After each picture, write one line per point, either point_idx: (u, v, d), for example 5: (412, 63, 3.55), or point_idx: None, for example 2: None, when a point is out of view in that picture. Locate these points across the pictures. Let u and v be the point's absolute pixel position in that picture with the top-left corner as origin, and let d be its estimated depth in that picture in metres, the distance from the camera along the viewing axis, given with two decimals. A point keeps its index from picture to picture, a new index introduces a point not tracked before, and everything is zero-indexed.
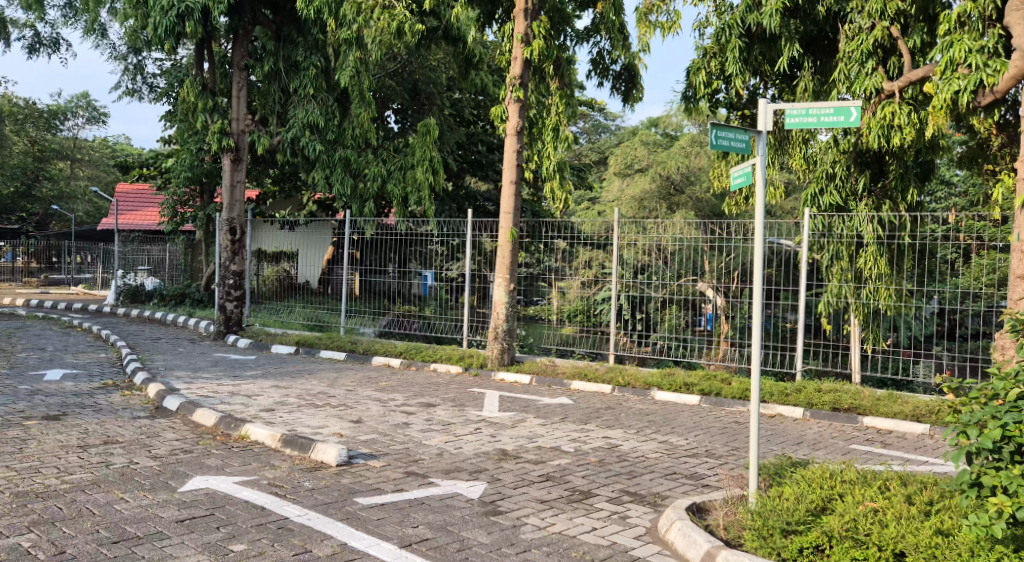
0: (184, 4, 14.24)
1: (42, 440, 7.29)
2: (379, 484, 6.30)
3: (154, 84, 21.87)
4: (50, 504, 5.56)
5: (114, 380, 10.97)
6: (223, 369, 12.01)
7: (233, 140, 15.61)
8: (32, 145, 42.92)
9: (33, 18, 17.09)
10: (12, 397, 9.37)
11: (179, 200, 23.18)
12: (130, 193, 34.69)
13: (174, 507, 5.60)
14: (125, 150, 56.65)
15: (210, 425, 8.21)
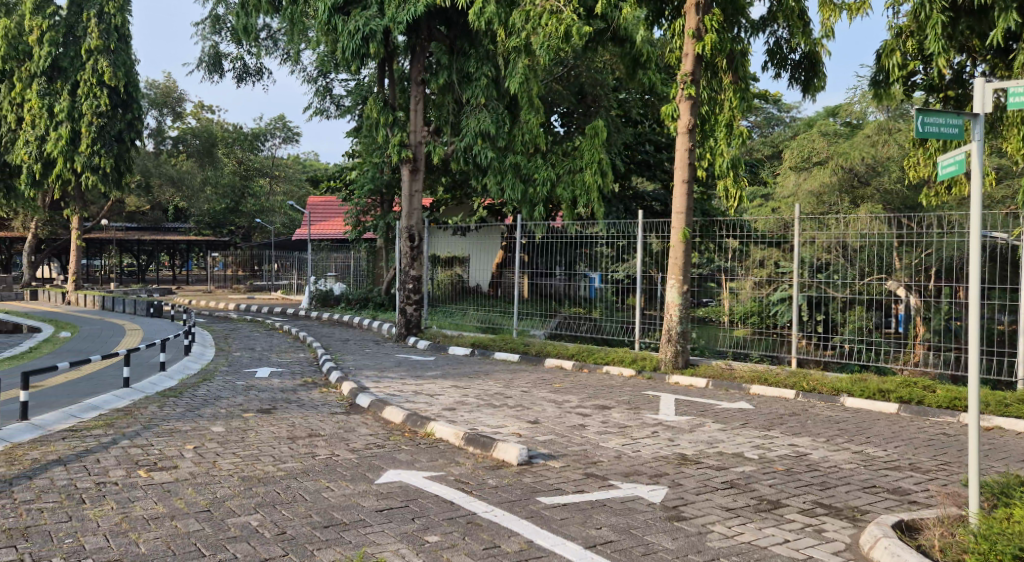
0: (368, 26, 15.10)
1: (258, 431, 8.03)
2: (559, 484, 6.40)
3: (341, 103, 23.43)
4: (270, 488, 6.10)
5: (313, 378, 11.86)
6: (407, 369, 12.65)
7: (411, 151, 16.51)
8: (238, 165, 47.63)
9: (242, 50, 18.85)
10: (231, 391, 10.39)
11: (362, 210, 24.83)
12: (320, 205, 37.41)
13: (373, 497, 5.97)
14: (316, 166, 61.34)
15: (398, 421, 8.68)
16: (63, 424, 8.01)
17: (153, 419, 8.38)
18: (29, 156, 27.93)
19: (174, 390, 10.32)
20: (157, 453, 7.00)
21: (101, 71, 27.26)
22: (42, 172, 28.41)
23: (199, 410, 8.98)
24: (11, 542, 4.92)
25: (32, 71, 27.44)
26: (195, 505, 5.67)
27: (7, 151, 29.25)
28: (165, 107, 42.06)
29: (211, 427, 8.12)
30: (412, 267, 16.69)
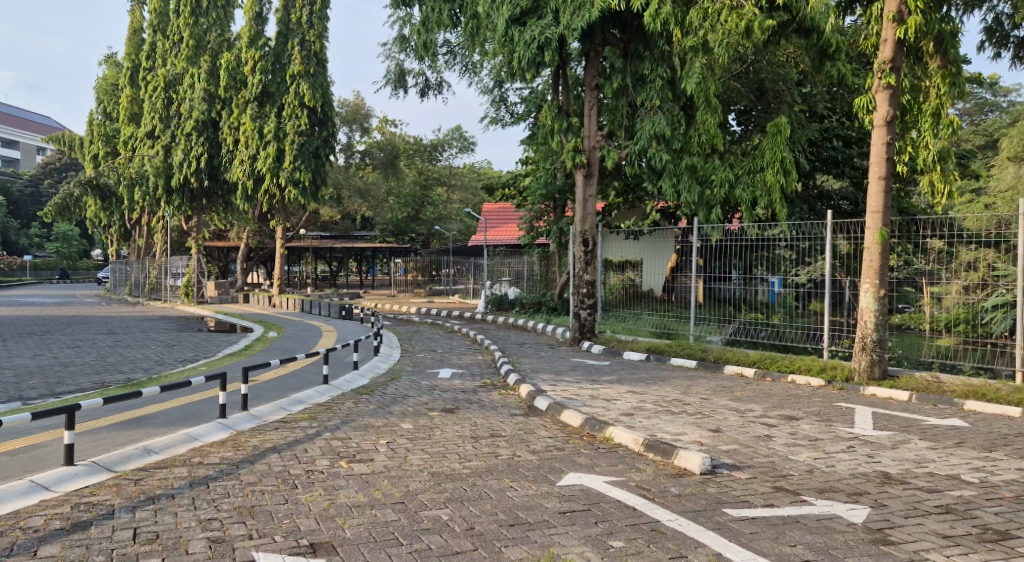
0: (543, 35, 15.25)
1: (443, 429, 8.34)
2: (748, 496, 6.14)
3: (515, 111, 23.95)
4: (458, 484, 6.31)
5: (491, 380, 12.14)
6: (582, 373, 12.67)
7: (586, 156, 16.51)
8: (419, 175, 49.97)
9: (425, 66, 19.78)
10: (417, 391, 10.88)
11: (535, 215, 25.24)
12: (496, 211, 38.39)
13: (556, 499, 6.01)
14: (491, 173, 63.10)
15: (577, 425, 8.70)
16: (277, 415, 8.75)
17: (351, 414, 8.95)
18: (243, 174, 30.72)
19: (367, 388, 10.97)
20: (356, 445, 7.46)
21: (302, 93, 29.77)
22: (254, 188, 31.05)
23: (389, 408, 9.47)
24: (239, 518, 5.42)
25: (247, 97, 30.50)
26: (392, 497, 5.96)
27: (226, 170, 32.51)
28: (354, 123, 44.88)
29: (401, 423, 8.54)
30: (587, 272, 16.79)
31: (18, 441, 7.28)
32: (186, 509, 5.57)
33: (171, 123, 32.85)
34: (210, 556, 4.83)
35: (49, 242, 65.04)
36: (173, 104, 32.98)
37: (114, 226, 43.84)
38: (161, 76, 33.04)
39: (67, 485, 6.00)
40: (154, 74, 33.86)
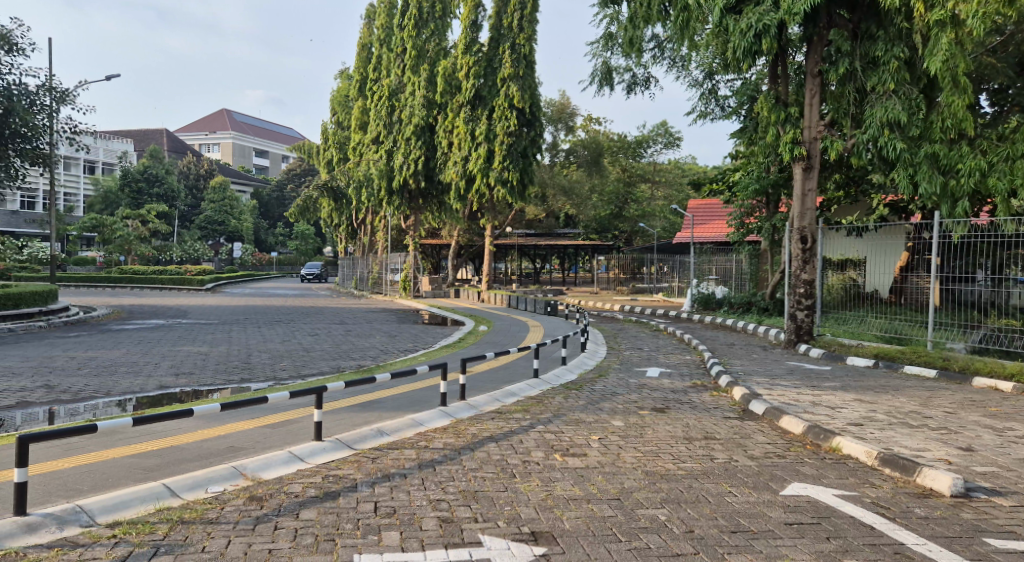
0: (761, 22, 14.55)
1: (655, 428, 8.20)
2: (1010, 526, 5.47)
3: (726, 105, 23.14)
4: (674, 485, 6.18)
5: (702, 381, 11.80)
6: (801, 379, 11.97)
7: (805, 148, 15.57)
8: (623, 173, 49.60)
9: (632, 63, 19.62)
10: (626, 388, 10.82)
11: (746, 211, 24.44)
12: (703, 208, 37.30)
13: (781, 509, 5.70)
14: (697, 169, 61.23)
15: (798, 432, 8.22)
16: (493, 405, 9.09)
17: (562, 409, 9.07)
18: (456, 175, 32.16)
19: (576, 384, 11.08)
20: (569, 439, 7.55)
21: (512, 95, 30.63)
22: (466, 188, 32.35)
23: (600, 404, 9.49)
24: (465, 501, 5.66)
25: (461, 101, 31.84)
26: (607, 493, 5.96)
27: (441, 171, 34.21)
28: (559, 122, 45.53)
29: (612, 420, 8.52)
30: (804, 271, 15.80)
31: (276, 416, 8.10)
32: (418, 489, 5.91)
33: (393, 129, 35.21)
34: (441, 534, 5.09)
35: (289, 240, 72.14)
36: (395, 111, 35.30)
37: (343, 225, 47.72)
38: (385, 86, 35.46)
39: (317, 458, 6.62)
40: (380, 84, 36.52)
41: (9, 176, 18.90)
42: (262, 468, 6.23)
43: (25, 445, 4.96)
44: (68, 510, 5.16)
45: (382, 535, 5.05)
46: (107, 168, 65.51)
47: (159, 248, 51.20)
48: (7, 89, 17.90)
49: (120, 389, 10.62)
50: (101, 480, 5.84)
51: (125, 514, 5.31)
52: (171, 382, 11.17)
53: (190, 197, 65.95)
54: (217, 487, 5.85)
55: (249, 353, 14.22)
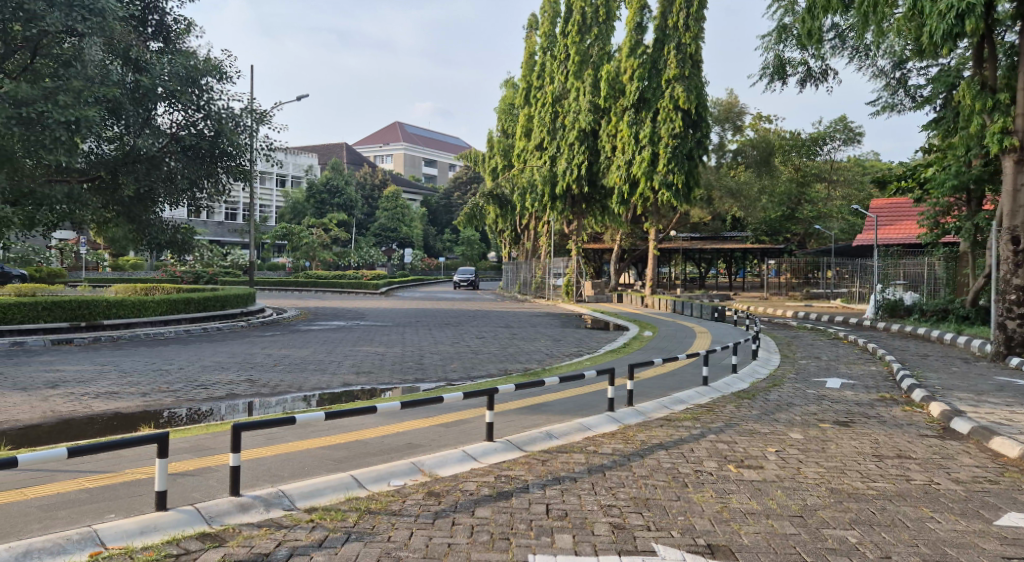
0: (964, 2, 13.32)
1: (841, 443, 7.73)
2: None
3: (917, 95, 21.45)
4: (865, 506, 5.79)
5: (892, 395, 10.98)
6: (1011, 396, 10.84)
7: (1017, 139, 14.11)
8: (796, 172, 47.20)
9: (808, 55, 18.66)
10: (805, 399, 10.28)
11: (941, 210, 22.53)
12: (887, 209, 34.13)
13: (995, 541, 5.19)
14: (879, 166, 57.11)
15: (1012, 456, 7.45)
16: (661, 412, 8.93)
17: (735, 418, 8.76)
18: (620, 179, 31.98)
19: (749, 393, 10.67)
20: (744, 450, 7.28)
21: (677, 97, 29.96)
22: (630, 192, 32.09)
23: (776, 415, 9.08)
24: (637, 508, 5.61)
25: (625, 105, 31.58)
26: (789, 509, 5.69)
27: (604, 175, 34.03)
28: (727, 122, 44.10)
29: (791, 432, 8.12)
30: (1016, 275, 14.27)
31: (450, 415, 8.41)
32: (589, 493, 5.91)
33: (557, 134, 35.53)
34: (614, 539, 5.07)
35: (456, 246, 74.61)
36: (558, 117, 35.67)
37: (507, 231, 48.77)
38: (550, 93, 35.96)
39: (489, 457, 6.79)
40: (545, 91, 37.03)
41: (216, 191, 20.89)
42: (439, 465, 6.47)
43: (237, 432, 5.44)
44: (272, 494, 5.61)
45: (556, 538, 5.09)
46: (295, 181, 70.75)
47: (339, 254, 54.53)
48: (218, 113, 19.77)
49: (310, 385, 11.43)
50: (299, 468, 6.30)
51: (319, 501, 5.69)
52: (353, 380, 11.88)
53: (366, 206, 69.84)
54: (398, 481, 6.14)
55: (422, 355, 14.83)
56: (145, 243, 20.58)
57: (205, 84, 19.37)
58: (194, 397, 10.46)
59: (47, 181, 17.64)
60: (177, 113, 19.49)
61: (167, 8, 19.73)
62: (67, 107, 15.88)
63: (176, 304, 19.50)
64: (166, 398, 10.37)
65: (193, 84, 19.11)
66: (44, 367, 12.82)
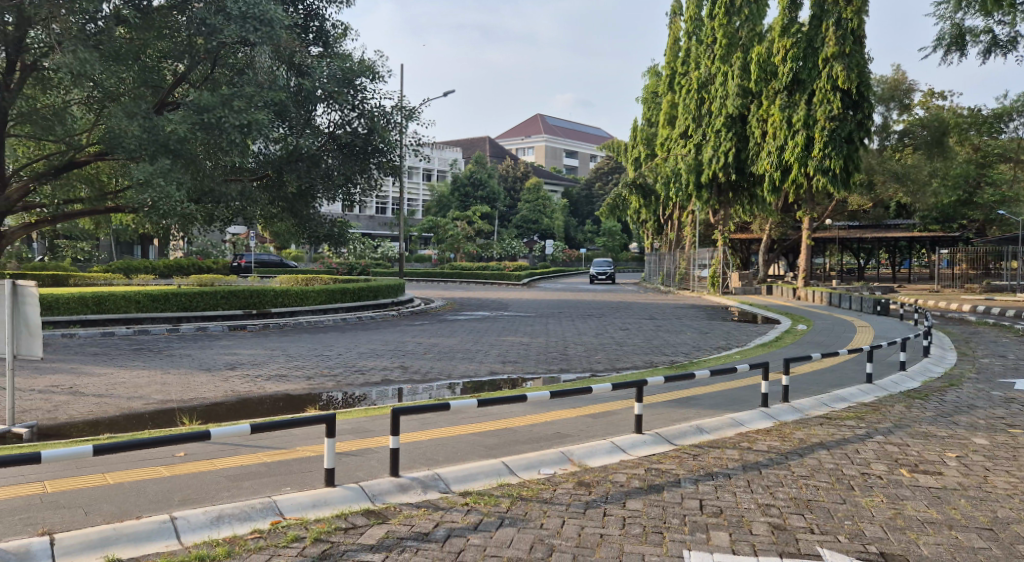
0: None
1: None
2: None
3: None
4: None
5: None
6: None
7: None
8: (974, 153, 43.45)
9: (994, 22, 17.13)
10: (990, 402, 9.46)
11: None
12: None
13: None
14: None
15: None
16: (821, 410, 8.51)
17: (905, 419, 8.20)
18: (770, 166, 30.77)
19: (920, 392, 9.95)
20: (918, 454, 6.80)
21: (836, 76, 28.16)
22: (781, 179, 30.80)
23: (955, 417, 8.42)
24: (799, 509, 5.37)
25: (777, 88, 30.25)
26: (975, 520, 5.26)
27: (753, 163, 32.46)
28: (892, 101, 41.34)
29: (973, 437, 7.51)
30: None
31: (598, 406, 8.40)
32: (746, 491, 5.73)
33: (703, 121, 34.56)
34: (774, 541, 4.88)
35: (597, 237, 74.27)
36: (704, 103, 34.62)
37: (650, 221, 48.09)
38: (695, 78, 34.99)
39: (639, 450, 6.71)
40: (690, 77, 36.08)
41: (369, 186, 21.84)
42: (588, 455, 6.48)
43: (396, 416, 5.66)
44: (429, 476, 5.82)
45: (711, 534, 4.97)
46: (441, 174, 72.92)
47: (482, 246, 55.75)
48: (371, 111, 20.63)
49: (460, 374, 11.76)
50: (452, 453, 6.49)
51: (473, 485, 5.84)
52: (501, 369, 12.10)
53: (509, 198, 70.88)
54: (548, 469, 6.20)
55: (568, 345, 14.88)
56: (306, 236, 21.87)
57: (359, 84, 20.28)
58: (353, 381, 11.03)
59: (225, 180, 19.09)
60: (334, 113, 20.54)
61: (327, 14, 20.79)
62: (240, 111, 17.16)
63: (334, 294, 20.62)
64: (327, 381, 11.00)
65: (348, 85, 20.07)
66: (221, 350, 13.93)
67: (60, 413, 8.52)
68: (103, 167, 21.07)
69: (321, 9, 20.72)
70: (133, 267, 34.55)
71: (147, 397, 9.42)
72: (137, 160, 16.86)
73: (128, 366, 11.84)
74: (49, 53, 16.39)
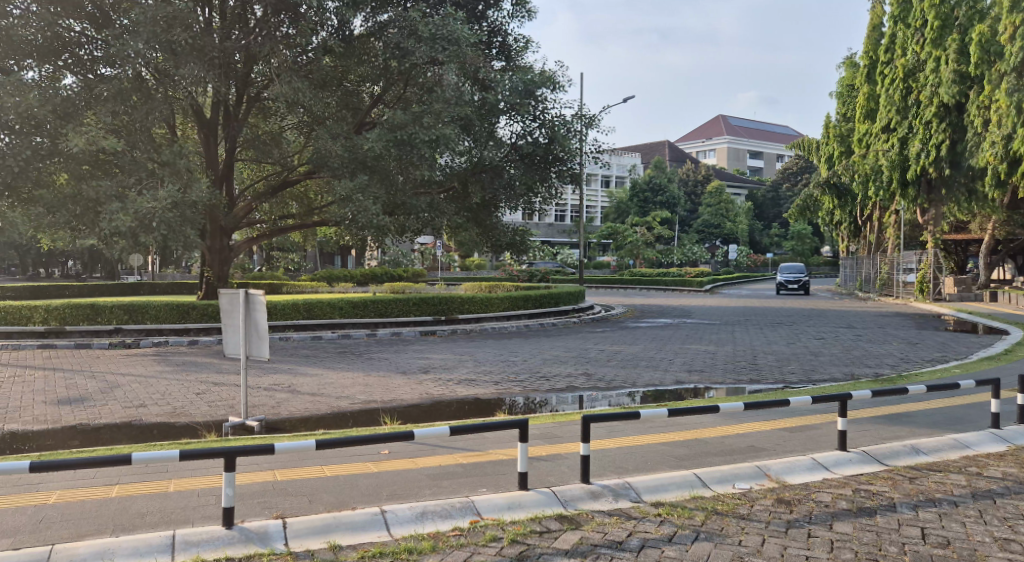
0: None
1: None
2: None
3: None
4: None
5: None
6: None
7: None
8: None
9: None
10: None
11: None
12: None
13: None
14: None
15: None
16: None
17: None
18: (993, 158, 27.47)
19: None
20: None
21: None
22: (1008, 172, 27.73)
23: None
24: None
25: (1003, 70, 26.38)
26: None
27: (970, 156, 29.65)
28: None
29: None
30: None
31: (796, 420, 8.01)
32: (976, 522, 5.24)
33: (910, 113, 32.04)
34: None
35: (786, 240, 70.70)
36: (912, 93, 31.99)
37: (846, 223, 45.17)
38: (901, 67, 32.31)
39: (844, 469, 6.34)
40: (894, 66, 33.47)
41: (550, 195, 22.15)
42: (787, 471, 6.21)
43: (588, 423, 5.71)
44: (620, 485, 5.82)
45: None
46: (620, 180, 72.78)
47: (662, 252, 54.88)
48: (551, 121, 20.92)
49: (646, 382, 11.64)
50: (643, 462, 6.45)
51: (666, 496, 5.78)
52: (688, 378, 11.84)
53: (690, 203, 69.28)
54: (745, 484, 6.00)
55: (758, 355, 14.30)
56: (490, 245, 22.52)
57: (540, 94, 20.58)
58: (539, 387, 11.24)
59: (416, 193, 20.10)
60: (516, 125, 21.01)
61: (509, 29, 21.41)
62: (430, 127, 18.09)
63: (517, 301, 21.14)
64: (515, 386, 11.30)
65: (530, 96, 20.41)
66: (415, 355, 14.69)
67: (281, 408, 9.37)
68: (312, 186, 22.82)
69: (504, 24, 21.36)
70: (334, 276, 37.21)
71: (353, 398, 10.14)
72: (340, 176, 18.25)
73: (334, 368, 12.79)
74: (268, 84, 18.12)
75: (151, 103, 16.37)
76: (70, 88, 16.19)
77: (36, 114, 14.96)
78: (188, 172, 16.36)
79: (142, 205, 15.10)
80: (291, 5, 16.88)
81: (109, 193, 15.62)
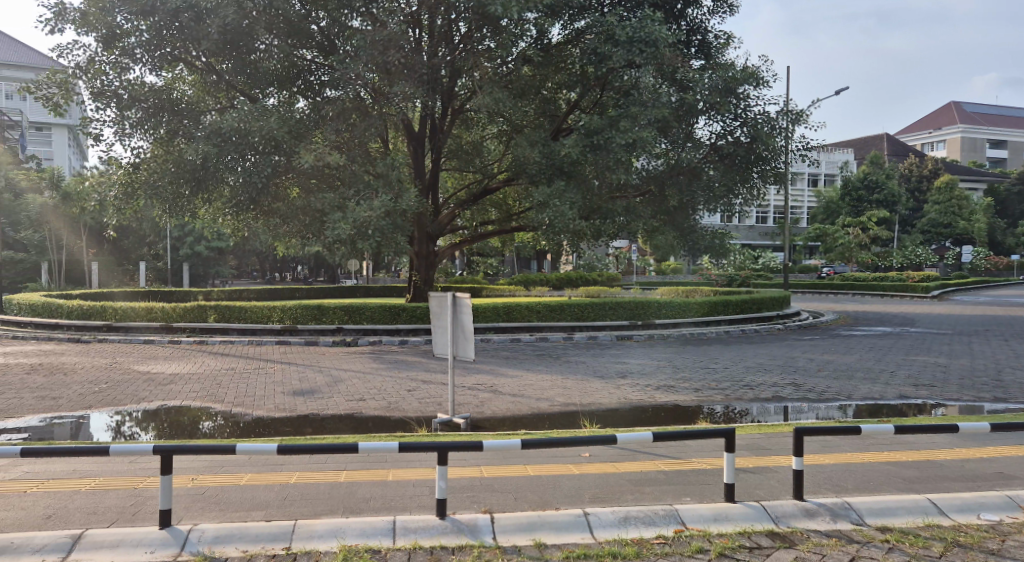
0: None
1: None
2: None
3: None
4: None
5: None
6: None
7: None
8: None
9: None
10: None
11: None
12: None
13: None
14: None
15: None
16: None
17: None
18: None
19: None
20: None
21: None
22: None
23: None
24: None
25: None
26: None
27: None
28: None
29: None
30: None
31: None
32: None
33: None
34: None
35: None
36: None
37: None
38: None
39: None
40: None
41: (753, 195, 21.24)
42: None
43: (801, 435, 5.39)
44: (839, 504, 5.44)
45: None
46: (829, 178, 68.45)
47: (879, 255, 50.83)
48: (753, 118, 20.00)
49: (863, 395, 10.82)
50: (864, 481, 6.00)
51: (894, 521, 5.33)
52: (913, 393, 10.87)
53: (914, 201, 63.62)
54: (991, 515, 5.40)
55: (998, 370, 12.81)
56: (687, 248, 21.99)
57: (743, 92, 19.82)
58: (744, 396, 10.80)
59: (612, 197, 20.07)
60: (715, 124, 20.32)
61: (709, 26, 20.86)
62: (627, 131, 17.91)
63: (716, 306, 20.52)
64: (717, 394, 10.94)
65: (731, 94, 19.67)
66: (613, 359, 14.66)
67: (485, 407, 9.72)
68: (511, 192, 23.41)
69: (704, 21, 20.83)
70: (531, 280, 38.00)
71: (553, 399, 10.30)
72: (538, 183, 18.74)
73: (534, 370, 13.06)
74: (471, 95, 18.91)
75: (368, 120, 17.58)
76: (302, 110, 17.87)
77: (276, 136, 16.44)
78: (398, 183, 17.48)
79: (360, 214, 16.27)
80: (492, 18, 17.15)
81: (332, 205, 16.97)
